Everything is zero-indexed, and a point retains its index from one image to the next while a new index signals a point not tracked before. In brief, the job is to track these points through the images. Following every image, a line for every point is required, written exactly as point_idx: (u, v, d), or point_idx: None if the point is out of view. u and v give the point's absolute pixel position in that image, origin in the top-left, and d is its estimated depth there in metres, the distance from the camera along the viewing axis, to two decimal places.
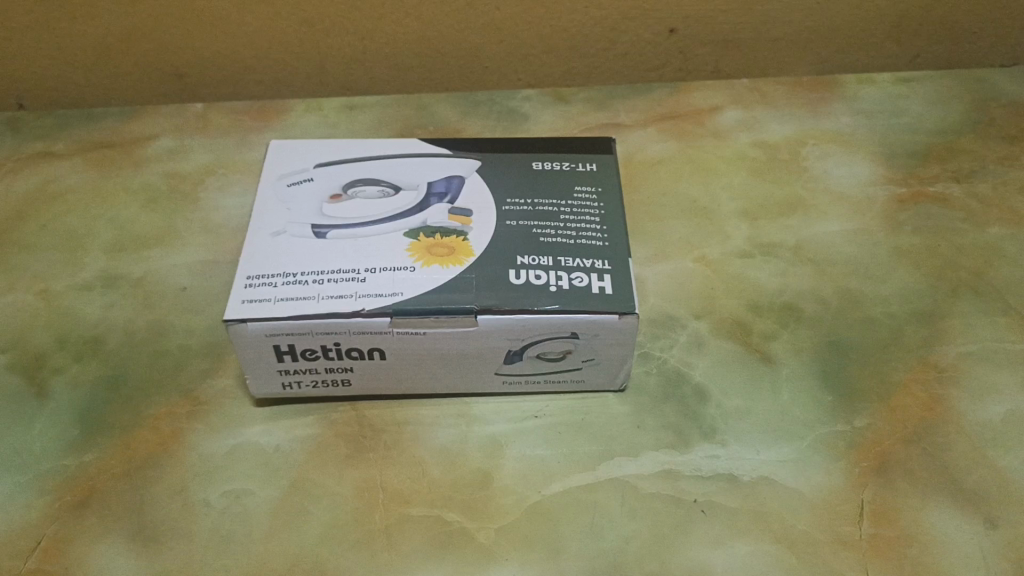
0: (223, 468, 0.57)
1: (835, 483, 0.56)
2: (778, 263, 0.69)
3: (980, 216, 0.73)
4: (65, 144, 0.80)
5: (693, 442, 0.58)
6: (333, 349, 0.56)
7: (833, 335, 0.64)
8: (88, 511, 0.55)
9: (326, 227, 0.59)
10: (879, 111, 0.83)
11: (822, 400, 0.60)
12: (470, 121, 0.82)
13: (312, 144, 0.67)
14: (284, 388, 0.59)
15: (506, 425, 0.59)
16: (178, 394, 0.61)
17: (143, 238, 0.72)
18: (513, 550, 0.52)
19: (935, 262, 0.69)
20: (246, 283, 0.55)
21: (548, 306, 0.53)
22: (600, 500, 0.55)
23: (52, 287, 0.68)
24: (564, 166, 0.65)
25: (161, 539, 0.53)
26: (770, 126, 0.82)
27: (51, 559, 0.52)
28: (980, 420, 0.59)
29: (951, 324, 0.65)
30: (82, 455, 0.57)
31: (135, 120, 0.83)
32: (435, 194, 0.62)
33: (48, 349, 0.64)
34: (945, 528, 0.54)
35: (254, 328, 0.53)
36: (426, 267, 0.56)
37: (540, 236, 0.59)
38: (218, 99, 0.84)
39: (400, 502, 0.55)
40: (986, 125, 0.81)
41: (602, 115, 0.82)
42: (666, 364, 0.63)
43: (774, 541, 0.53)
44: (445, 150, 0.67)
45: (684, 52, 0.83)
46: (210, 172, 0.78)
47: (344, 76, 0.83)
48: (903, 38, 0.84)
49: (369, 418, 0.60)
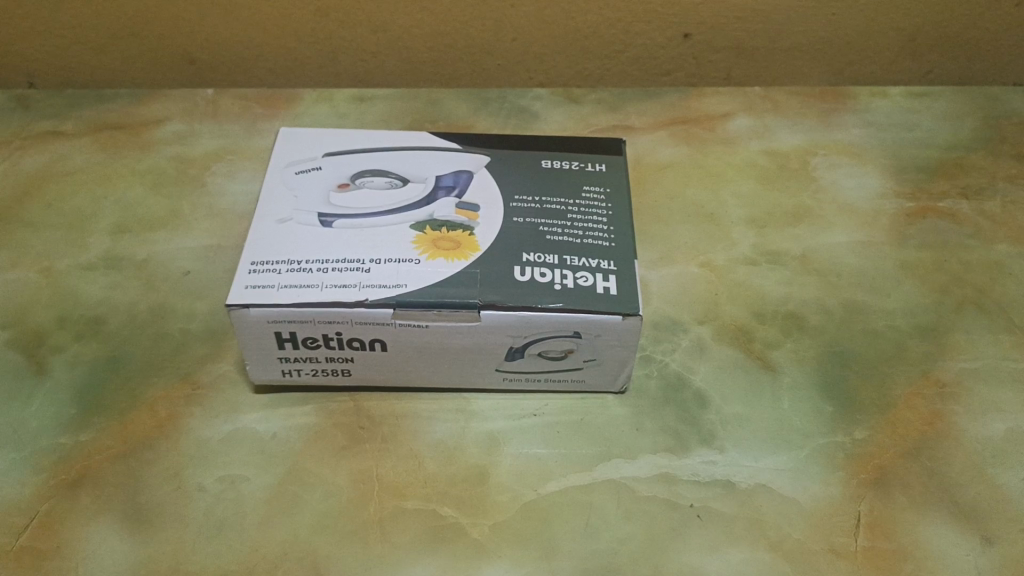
0: (220, 453, 0.57)
1: (832, 494, 0.55)
2: (784, 272, 0.69)
3: (988, 233, 0.73)
4: (74, 123, 0.80)
5: (692, 447, 0.58)
6: (334, 338, 0.55)
7: (835, 346, 0.64)
8: (82, 491, 0.55)
9: (333, 217, 0.59)
10: (891, 124, 0.82)
11: (822, 411, 0.60)
12: (480, 118, 0.82)
13: (322, 133, 0.67)
14: (284, 375, 0.59)
15: (504, 423, 0.59)
16: (176, 377, 0.61)
17: (148, 221, 0.72)
18: (506, 548, 0.52)
19: (940, 277, 0.69)
20: (251, 269, 0.55)
21: (552, 304, 0.53)
22: (596, 501, 0.55)
23: (56, 266, 0.68)
24: (573, 165, 0.65)
25: (154, 522, 0.53)
26: (781, 135, 0.81)
27: (43, 537, 0.52)
28: (980, 437, 0.59)
29: (955, 340, 0.65)
30: (78, 434, 0.57)
31: (145, 102, 0.83)
32: (443, 188, 0.62)
33: (49, 327, 0.64)
34: (942, 544, 0.53)
35: (256, 314, 0.53)
36: (431, 260, 0.56)
37: (547, 234, 0.59)
38: (229, 86, 0.84)
39: (395, 495, 0.55)
40: (997, 143, 0.81)
41: (613, 116, 0.82)
42: (667, 368, 0.62)
43: (769, 549, 0.53)
44: (454, 144, 0.66)
45: (697, 58, 0.83)
46: (218, 157, 0.78)
47: (356, 67, 0.83)
48: (917, 53, 0.84)
49: (368, 409, 0.60)
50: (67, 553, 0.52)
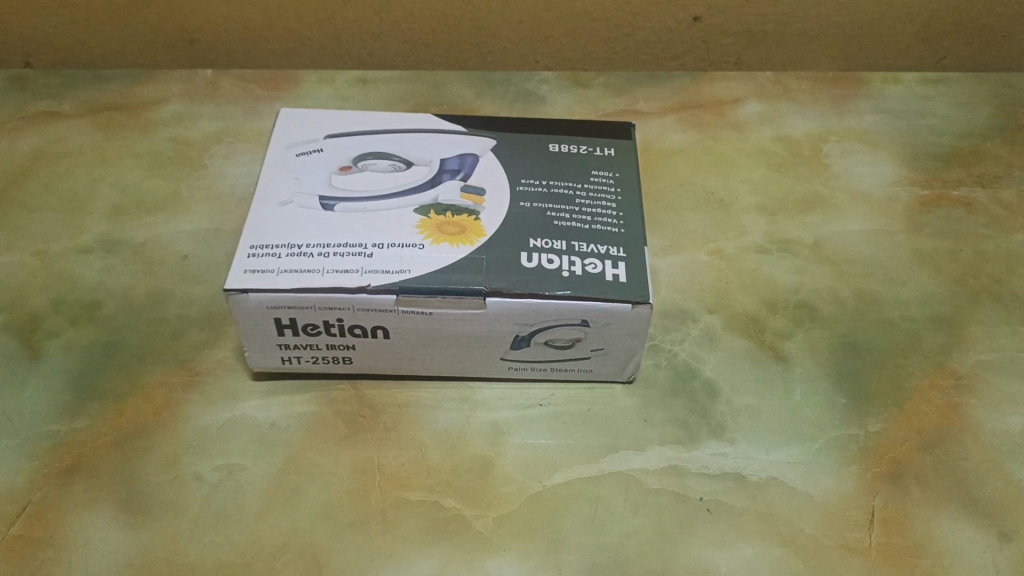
0: (218, 441, 0.55)
1: (845, 489, 0.54)
2: (796, 260, 0.68)
3: (1005, 223, 0.71)
4: (71, 104, 0.78)
5: (701, 439, 0.56)
6: (335, 325, 0.54)
7: (849, 337, 0.62)
8: (76, 479, 0.53)
9: (334, 200, 0.58)
10: (905, 110, 0.80)
11: (836, 404, 0.58)
12: (485, 101, 0.80)
13: (324, 114, 0.65)
14: (283, 363, 0.57)
15: (509, 413, 0.58)
16: (174, 363, 0.59)
17: (145, 204, 0.70)
18: (512, 540, 0.51)
19: (956, 267, 0.67)
20: (250, 252, 0.53)
21: (560, 292, 0.52)
22: (603, 494, 0.53)
23: (51, 249, 0.66)
24: (581, 149, 0.64)
25: (151, 511, 0.52)
26: (794, 121, 0.79)
27: (37, 527, 0.51)
28: (997, 431, 0.57)
29: (971, 332, 0.63)
30: (73, 421, 0.56)
31: (143, 82, 0.81)
32: (447, 171, 0.60)
33: (44, 311, 0.62)
34: (958, 541, 0.52)
35: (255, 299, 0.52)
36: (436, 245, 0.54)
37: (554, 219, 0.57)
38: (230, 66, 0.82)
39: (397, 486, 0.53)
40: (1013, 130, 0.79)
41: (622, 100, 0.80)
42: (676, 358, 0.61)
43: (781, 544, 0.51)
44: (459, 127, 0.65)
45: (708, 42, 0.81)
46: (218, 139, 0.76)
47: (359, 49, 0.81)
48: (932, 38, 0.82)
49: (370, 398, 0.58)
50: (60, 543, 0.50)
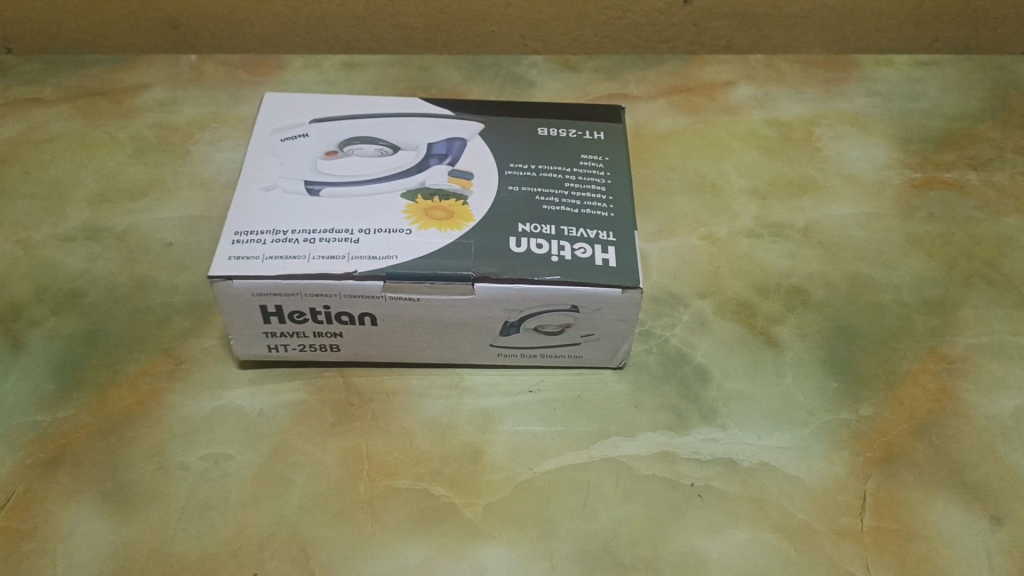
0: (204, 431, 0.55)
1: (837, 473, 0.54)
2: (787, 244, 0.67)
3: (997, 206, 0.70)
4: (52, 89, 0.77)
5: (693, 424, 0.56)
6: (322, 312, 0.53)
7: (840, 321, 0.62)
8: (60, 470, 0.52)
9: (320, 185, 0.57)
10: (897, 93, 0.80)
11: (827, 388, 0.58)
12: (473, 85, 0.79)
13: (310, 99, 0.64)
14: (270, 351, 0.56)
15: (499, 400, 0.57)
16: (159, 352, 0.59)
17: (128, 191, 0.69)
18: (501, 529, 0.50)
19: (948, 251, 0.67)
20: (234, 239, 0.52)
21: (549, 277, 0.51)
22: (594, 480, 0.53)
23: (33, 237, 0.65)
24: (570, 132, 0.63)
25: (136, 502, 0.51)
26: (785, 105, 0.79)
27: (20, 518, 0.50)
28: (990, 414, 0.57)
29: (963, 315, 0.63)
30: (56, 410, 0.55)
31: (126, 67, 0.79)
32: (435, 155, 0.59)
33: (26, 300, 0.61)
34: (950, 526, 0.52)
35: (240, 286, 0.51)
36: (423, 230, 0.53)
37: (543, 204, 0.56)
38: (214, 51, 0.81)
39: (385, 474, 0.53)
40: (1005, 113, 0.78)
41: (612, 84, 0.79)
42: (667, 344, 0.60)
43: (773, 530, 0.51)
44: (447, 111, 0.64)
45: (699, 24, 0.80)
46: (202, 125, 0.75)
47: (345, 33, 0.80)
48: (924, 21, 0.81)
49: (358, 385, 0.58)
50: (42, 535, 0.50)
